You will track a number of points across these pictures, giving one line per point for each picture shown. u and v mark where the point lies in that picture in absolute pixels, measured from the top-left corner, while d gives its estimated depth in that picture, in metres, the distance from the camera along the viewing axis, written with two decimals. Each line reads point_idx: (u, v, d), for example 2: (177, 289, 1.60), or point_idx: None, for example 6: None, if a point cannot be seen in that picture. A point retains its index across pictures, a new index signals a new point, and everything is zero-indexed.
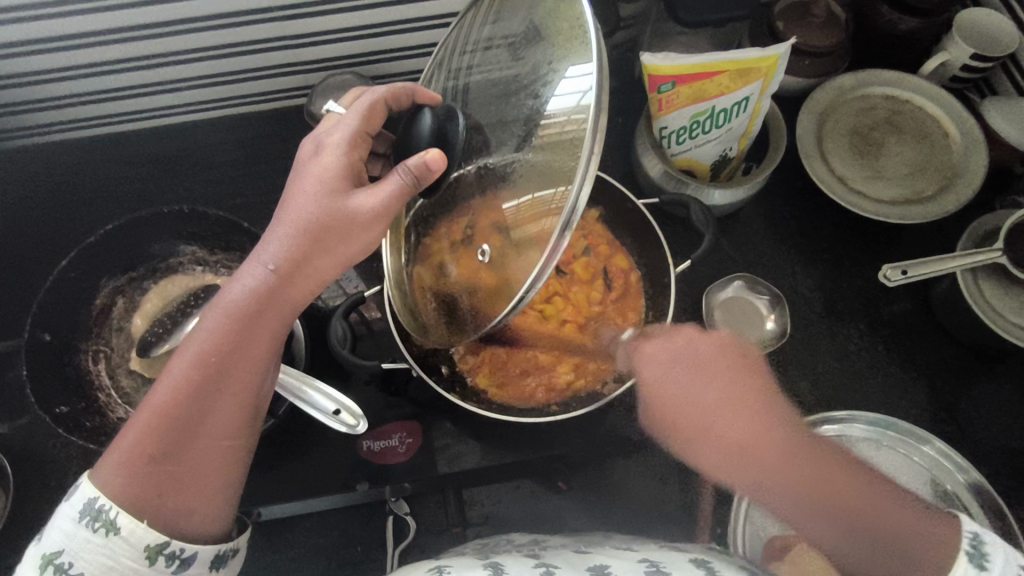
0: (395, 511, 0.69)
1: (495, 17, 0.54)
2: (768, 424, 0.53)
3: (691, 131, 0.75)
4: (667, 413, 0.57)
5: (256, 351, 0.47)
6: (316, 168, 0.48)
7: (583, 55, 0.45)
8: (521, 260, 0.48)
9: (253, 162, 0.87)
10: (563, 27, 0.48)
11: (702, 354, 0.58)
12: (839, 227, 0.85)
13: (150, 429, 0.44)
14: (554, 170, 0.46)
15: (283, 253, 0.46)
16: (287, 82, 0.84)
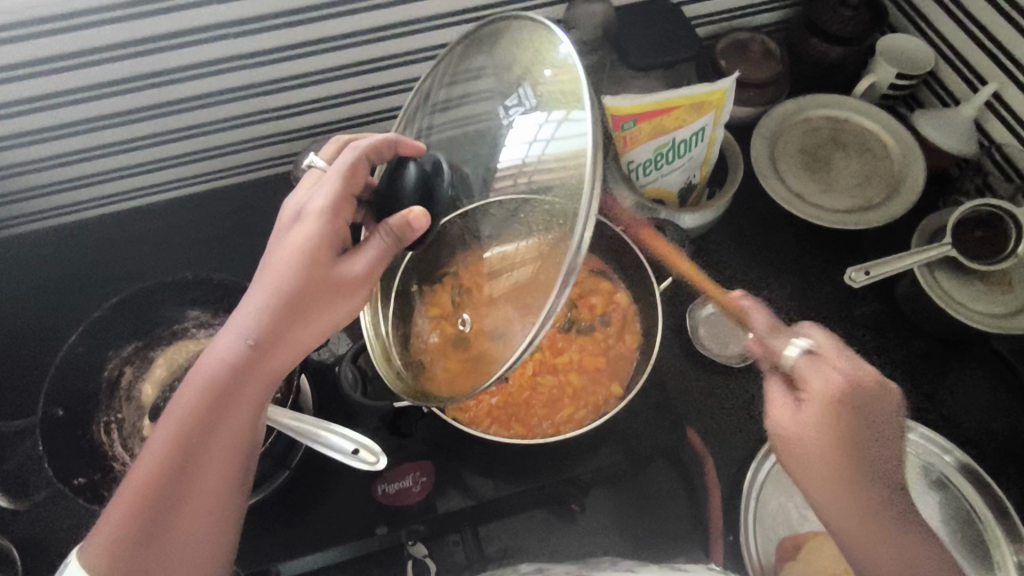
0: (414, 554, 0.68)
1: (497, 55, 0.59)
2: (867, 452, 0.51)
3: (656, 163, 0.82)
4: (812, 451, 0.51)
5: (238, 416, 0.50)
6: (295, 237, 0.51)
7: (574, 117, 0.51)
8: (509, 304, 0.55)
9: (244, 230, 0.90)
10: (560, 87, 0.53)
11: (851, 410, 0.51)
12: (804, 239, 0.90)
13: (135, 501, 0.47)
14: (545, 228, 0.54)
15: (265, 321, 0.50)
16: (274, 151, 0.89)
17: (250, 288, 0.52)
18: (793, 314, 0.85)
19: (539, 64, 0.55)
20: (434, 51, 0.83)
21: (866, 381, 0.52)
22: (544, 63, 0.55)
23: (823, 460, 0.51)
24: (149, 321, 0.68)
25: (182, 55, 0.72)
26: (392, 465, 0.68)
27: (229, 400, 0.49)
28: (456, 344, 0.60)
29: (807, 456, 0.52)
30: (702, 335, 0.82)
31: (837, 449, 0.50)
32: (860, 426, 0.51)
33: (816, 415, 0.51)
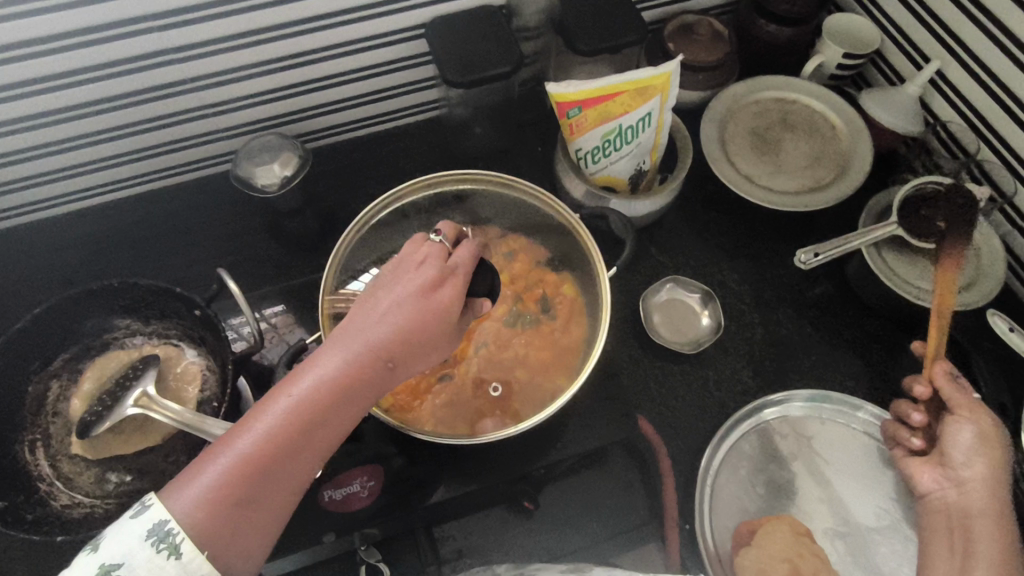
0: (368, 559, 0.68)
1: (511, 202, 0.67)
2: (981, 505, 0.59)
3: (604, 150, 0.81)
4: (964, 469, 0.61)
5: (343, 422, 0.48)
6: (440, 287, 0.50)
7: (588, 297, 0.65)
8: (530, 368, 0.63)
9: (185, 232, 0.87)
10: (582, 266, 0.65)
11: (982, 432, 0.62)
12: (756, 221, 0.90)
13: (234, 470, 0.44)
14: (566, 320, 0.65)
15: (406, 340, 0.48)
16: (213, 149, 0.86)
17: (385, 299, 0.50)
18: (746, 298, 0.85)
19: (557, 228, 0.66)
20: (375, 41, 0.81)
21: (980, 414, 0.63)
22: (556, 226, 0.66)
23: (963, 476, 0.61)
24: (74, 333, 0.64)
25: (101, 52, 0.68)
26: (335, 472, 0.64)
27: (343, 406, 0.47)
28: (450, 411, 0.61)
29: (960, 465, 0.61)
30: (657, 322, 0.82)
31: (1003, 502, 0.60)
32: (1004, 462, 0.61)
33: (972, 439, 0.62)
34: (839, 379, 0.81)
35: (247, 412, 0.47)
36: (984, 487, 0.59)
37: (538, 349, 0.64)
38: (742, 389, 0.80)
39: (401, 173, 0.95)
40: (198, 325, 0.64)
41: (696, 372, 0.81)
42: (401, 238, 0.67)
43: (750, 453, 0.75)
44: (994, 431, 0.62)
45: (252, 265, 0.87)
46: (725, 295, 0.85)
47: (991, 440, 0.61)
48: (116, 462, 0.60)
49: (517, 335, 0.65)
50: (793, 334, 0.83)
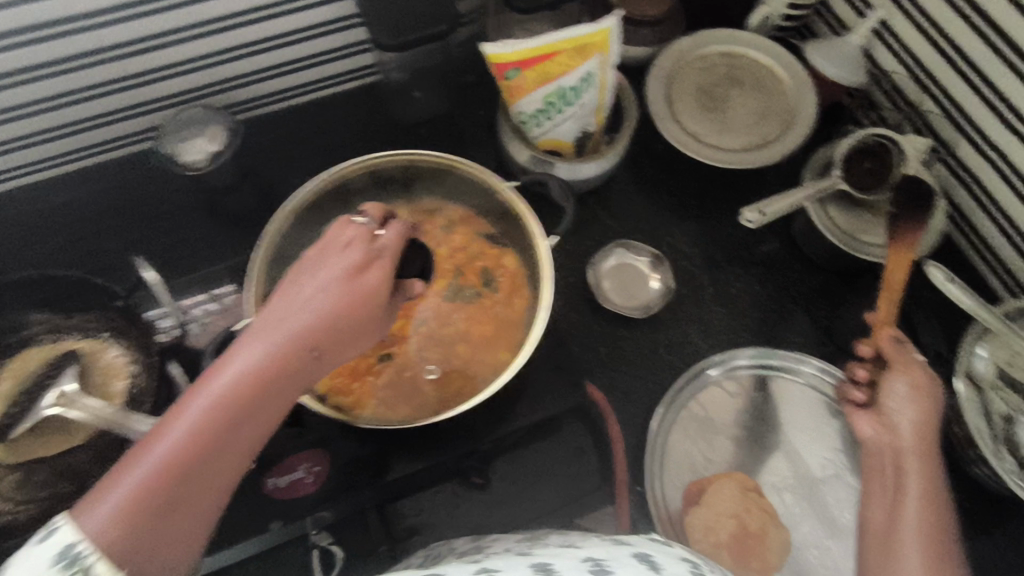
0: (319, 543, 0.63)
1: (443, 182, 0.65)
2: (908, 444, 0.62)
3: (546, 113, 0.78)
4: (897, 417, 0.64)
5: (271, 417, 0.43)
6: (366, 271, 0.47)
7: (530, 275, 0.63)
8: (470, 345, 0.62)
9: (113, 215, 0.84)
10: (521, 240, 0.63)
11: (913, 383, 0.65)
12: (704, 180, 0.89)
13: (152, 479, 0.39)
14: (507, 291, 0.64)
15: (332, 326, 0.45)
16: (134, 125, 0.81)
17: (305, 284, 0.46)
18: (696, 259, 0.85)
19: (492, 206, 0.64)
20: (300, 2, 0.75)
21: (911, 367, 0.66)
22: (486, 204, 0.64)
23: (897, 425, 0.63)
24: None
25: None
26: (279, 458, 0.65)
27: (270, 400, 0.43)
28: (389, 401, 0.60)
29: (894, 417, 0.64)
30: (607, 288, 0.81)
31: (932, 445, 0.62)
32: (936, 410, 0.64)
33: (907, 391, 0.64)
34: (788, 336, 0.82)
35: (162, 416, 0.42)
36: (912, 429, 0.63)
37: (478, 325, 0.63)
38: (693, 350, 0.80)
39: (341, 144, 0.91)
40: (121, 318, 0.60)
41: (648, 335, 0.80)
42: (334, 214, 0.64)
43: (701, 412, 0.76)
44: (926, 383, 0.64)
45: (186, 247, 0.84)
46: (674, 256, 0.85)
47: (922, 390, 0.64)
48: (41, 464, 0.57)
49: (459, 310, 0.63)
50: (742, 293, 0.83)
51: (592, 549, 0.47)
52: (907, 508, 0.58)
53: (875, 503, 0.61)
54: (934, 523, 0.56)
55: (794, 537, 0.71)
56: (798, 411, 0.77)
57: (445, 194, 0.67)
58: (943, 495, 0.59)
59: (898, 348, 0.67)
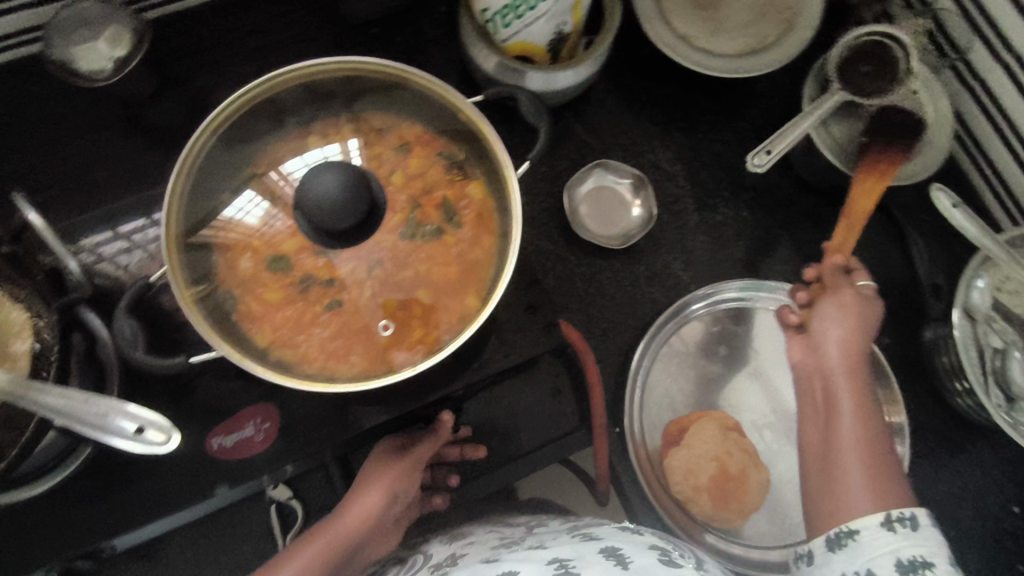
0: (277, 499, 0.64)
1: (393, 99, 0.56)
2: (836, 363, 0.57)
3: (515, 9, 0.66)
4: (826, 338, 0.59)
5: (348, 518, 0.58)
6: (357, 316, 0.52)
7: (499, 203, 0.55)
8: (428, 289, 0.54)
9: (4, 132, 0.71)
10: (488, 167, 0.55)
11: (842, 301, 0.60)
12: (693, 89, 0.79)
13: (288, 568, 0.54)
14: (473, 225, 0.55)
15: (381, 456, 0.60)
16: (15, 22, 0.68)
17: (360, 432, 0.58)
18: (680, 181, 0.77)
19: (450, 123, 0.56)
20: None
21: (839, 290, 0.61)
22: (444, 120, 0.56)
23: (822, 347, 0.59)
24: None
25: None
26: (222, 414, 0.57)
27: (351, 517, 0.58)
28: (347, 363, 0.53)
29: (826, 337, 0.59)
30: (582, 215, 0.73)
31: (863, 359, 0.58)
32: (868, 325, 0.59)
33: (838, 308, 0.60)
34: (775, 264, 0.76)
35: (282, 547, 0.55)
36: (837, 346, 0.58)
37: (440, 267, 0.54)
38: (675, 282, 0.74)
39: (274, 47, 0.78)
40: (10, 264, 0.51)
41: (628, 267, 0.74)
42: (264, 139, 0.55)
43: (680, 349, 0.72)
44: (854, 300, 0.60)
45: (99, 174, 0.72)
46: (657, 179, 0.77)
47: (851, 310, 0.59)
48: None
49: (416, 250, 0.54)
50: (730, 219, 0.76)
51: (557, 550, 0.49)
52: (841, 428, 0.55)
53: (811, 428, 0.58)
54: (868, 440, 0.53)
55: (771, 476, 0.69)
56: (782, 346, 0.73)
57: (392, 109, 0.57)
58: (873, 410, 0.56)
59: (842, 276, 0.63)
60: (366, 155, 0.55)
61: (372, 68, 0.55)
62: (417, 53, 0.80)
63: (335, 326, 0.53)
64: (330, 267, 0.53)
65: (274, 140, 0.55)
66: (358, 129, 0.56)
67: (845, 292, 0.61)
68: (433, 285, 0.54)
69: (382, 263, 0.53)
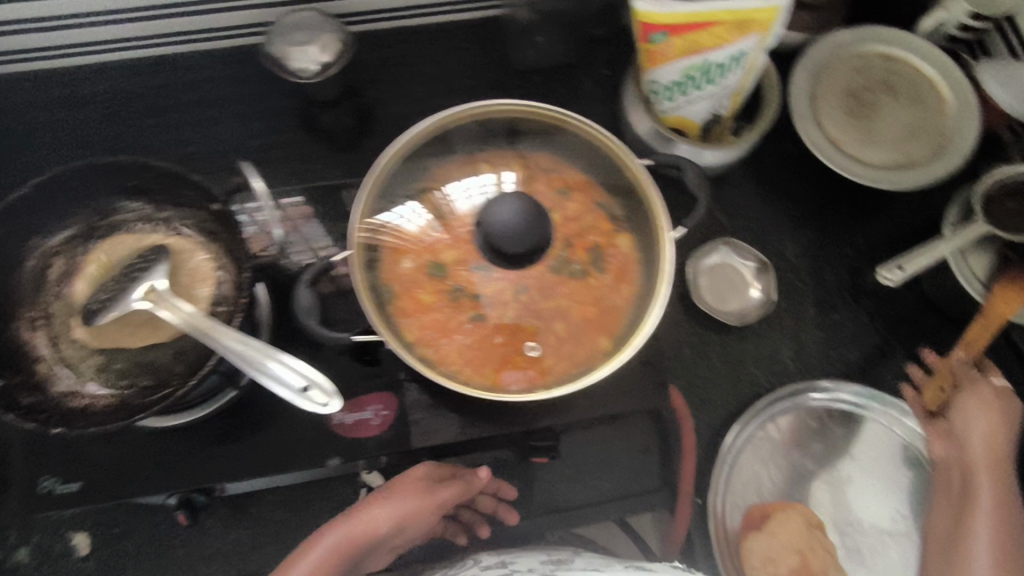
0: (370, 484, 0.66)
1: (567, 146, 0.62)
2: (979, 456, 0.63)
3: (683, 87, 0.72)
4: (967, 430, 0.65)
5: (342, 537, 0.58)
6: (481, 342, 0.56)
7: (649, 258, 0.59)
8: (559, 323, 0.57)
9: (206, 107, 0.81)
10: (644, 223, 0.59)
11: (986, 397, 0.66)
12: (830, 190, 0.81)
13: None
14: (621, 273, 0.59)
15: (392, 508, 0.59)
16: (245, 18, 0.78)
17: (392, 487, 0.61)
18: (802, 275, 0.79)
19: (615, 176, 0.61)
20: None
21: (983, 391, 0.66)
22: (610, 172, 0.61)
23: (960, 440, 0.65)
24: (79, 200, 0.58)
25: None
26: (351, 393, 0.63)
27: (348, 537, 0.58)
28: (483, 374, 0.57)
29: (969, 433, 0.65)
30: (703, 286, 0.76)
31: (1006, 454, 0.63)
32: (1010, 422, 0.65)
33: (981, 403, 0.65)
34: (885, 374, 0.76)
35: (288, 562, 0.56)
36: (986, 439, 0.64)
37: (582, 305, 0.58)
38: (780, 370, 0.75)
39: (447, 78, 0.85)
40: (213, 221, 0.58)
41: (737, 345, 0.75)
42: (446, 160, 0.61)
43: (777, 437, 0.72)
44: (995, 397, 0.65)
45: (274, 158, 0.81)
46: (780, 267, 0.79)
47: (992, 406, 0.65)
48: (117, 354, 0.56)
49: (562, 284, 0.58)
50: (846, 321, 0.77)
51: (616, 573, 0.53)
52: (977, 520, 0.60)
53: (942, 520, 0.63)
54: (1006, 536, 0.58)
55: None
56: (879, 459, 0.72)
57: (555, 150, 0.62)
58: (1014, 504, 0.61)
59: (974, 373, 0.68)
60: (532, 192, 0.60)
61: (556, 115, 0.61)
62: (574, 108, 0.86)
63: (476, 338, 0.57)
64: (480, 283, 0.57)
65: (453, 162, 0.60)
66: (529, 167, 0.61)
67: (979, 395, 0.66)
68: (571, 320, 0.58)
69: (532, 290, 0.57)
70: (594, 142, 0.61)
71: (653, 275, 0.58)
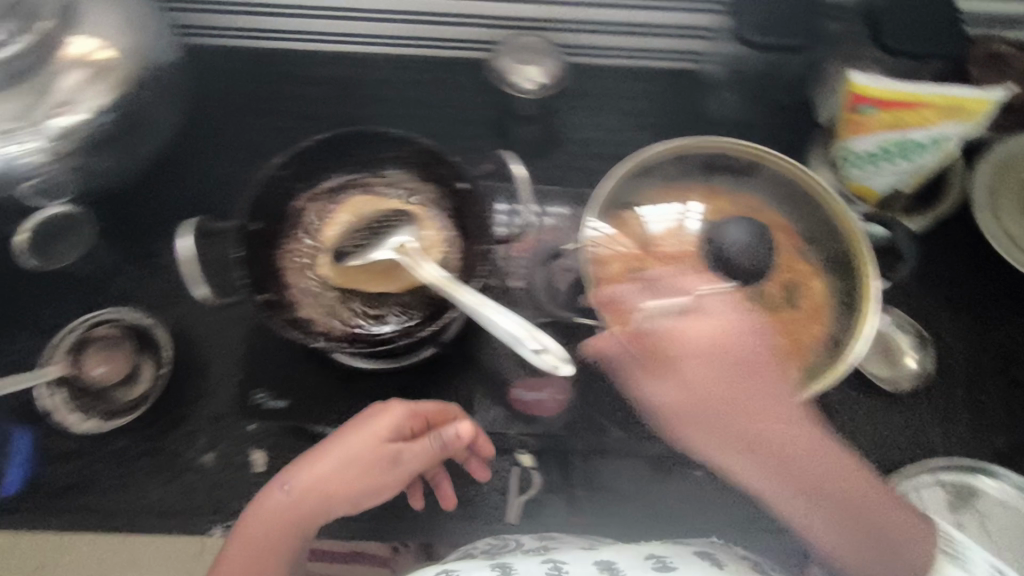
0: (521, 464, 0.72)
1: (774, 188, 0.69)
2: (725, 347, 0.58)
3: (876, 158, 0.76)
4: (723, 327, 0.58)
5: (331, 476, 0.59)
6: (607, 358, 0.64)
7: (846, 303, 0.64)
8: (613, 339, 0.60)
9: (421, 104, 0.90)
10: (843, 269, 0.65)
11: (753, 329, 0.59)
12: (995, 282, 0.83)
13: (264, 527, 0.59)
14: (814, 311, 0.65)
15: (337, 454, 0.60)
16: (477, 33, 0.89)
17: (331, 442, 0.61)
18: (958, 357, 0.80)
19: (818, 224, 0.67)
20: None
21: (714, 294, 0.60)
22: (812, 219, 0.67)
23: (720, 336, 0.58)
24: (345, 159, 0.68)
25: None
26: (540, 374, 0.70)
27: (328, 481, 0.59)
28: None
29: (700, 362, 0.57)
30: None
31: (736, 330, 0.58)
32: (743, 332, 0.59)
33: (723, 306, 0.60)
34: None
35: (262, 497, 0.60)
36: (719, 387, 0.57)
37: (774, 333, 0.64)
38: (925, 442, 0.76)
39: (637, 114, 0.93)
40: (453, 198, 0.66)
41: (884, 410, 0.77)
42: (663, 183, 0.69)
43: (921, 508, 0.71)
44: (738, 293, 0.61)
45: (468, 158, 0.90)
46: (937, 346, 0.80)
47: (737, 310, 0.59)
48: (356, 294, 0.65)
49: (754, 311, 0.64)
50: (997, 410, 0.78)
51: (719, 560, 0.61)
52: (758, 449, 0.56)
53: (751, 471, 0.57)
54: (772, 476, 0.56)
55: None
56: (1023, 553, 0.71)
57: (756, 190, 0.69)
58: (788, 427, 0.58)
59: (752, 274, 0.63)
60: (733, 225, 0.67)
61: (770, 159, 0.67)
62: None
63: None
64: None
65: (672, 184, 0.69)
66: (734, 203, 0.69)
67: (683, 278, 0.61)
68: None
69: (729, 313, 0.63)
70: (795, 180, 0.67)
71: (847, 319, 0.63)
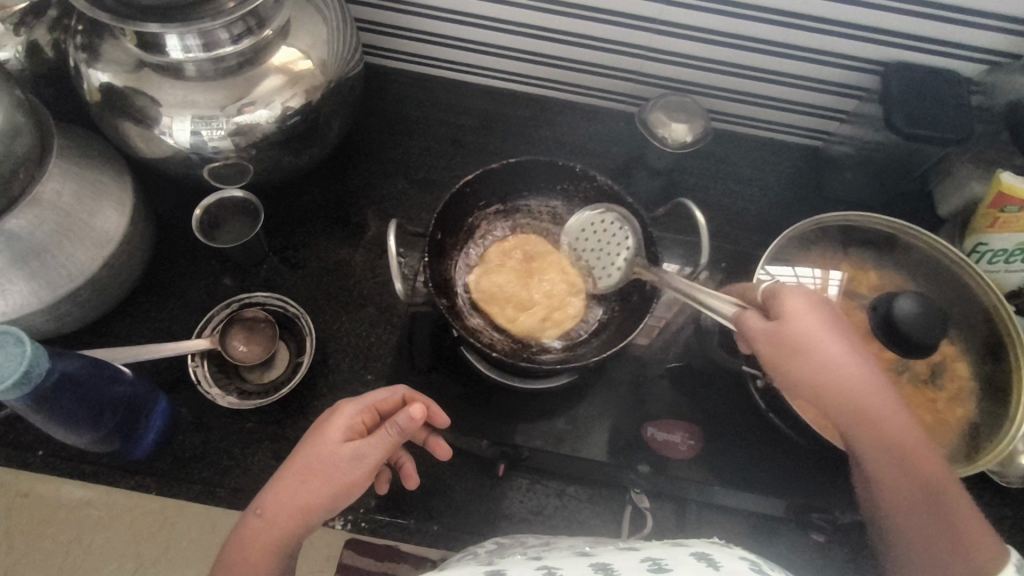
0: (636, 503, 0.73)
1: (923, 268, 0.71)
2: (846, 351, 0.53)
3: (1010, 256, 0.78)
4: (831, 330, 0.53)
5: (296, 487, 0.54)
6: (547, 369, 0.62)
7: (993, 391, 0.65)
8: (800, 295, 0.54)
9: (565, 149, 0.96)
10: (990, 358, 0.66)
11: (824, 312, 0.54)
12: None
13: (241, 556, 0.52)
14: (958, 393, 0.66)
15: (299, 458, 0.55)
16: (630, 88, 0.93)
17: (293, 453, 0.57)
18: None
19: (964, 308, 0.69)
20: (833, 58, 0.83)
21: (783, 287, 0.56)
22: (958, 302, 0.69)
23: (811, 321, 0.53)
24: (517, 188, 0.78)
25: None
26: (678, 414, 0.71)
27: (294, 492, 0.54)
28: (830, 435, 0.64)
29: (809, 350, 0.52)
30: None
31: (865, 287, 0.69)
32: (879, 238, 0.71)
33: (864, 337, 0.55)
34: None
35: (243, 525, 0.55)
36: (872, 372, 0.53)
37: (919, 408, 0.65)
38: None
39: (765, 183, 0.97)
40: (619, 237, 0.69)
41: (993, 507, 0.77)
42: (813, 249, 0.72)
43: None
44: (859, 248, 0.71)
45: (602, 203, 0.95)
46: None
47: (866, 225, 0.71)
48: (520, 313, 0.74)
49: (898, 384, 0.66)
50: None
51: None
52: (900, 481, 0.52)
53: (889, 484, 0.53)
54: (918, 510, 0.52)
55: None
56: None
57: (903, 267, 0.72)
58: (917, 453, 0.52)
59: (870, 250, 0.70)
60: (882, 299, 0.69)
61: (919, 239, 0.71)
62: None
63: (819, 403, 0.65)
64: None
65: (821, 251, 0.72)
66: (882, 278, 0.71)
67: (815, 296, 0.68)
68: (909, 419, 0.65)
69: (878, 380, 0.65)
70: (943, 259, 0.70)
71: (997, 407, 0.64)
